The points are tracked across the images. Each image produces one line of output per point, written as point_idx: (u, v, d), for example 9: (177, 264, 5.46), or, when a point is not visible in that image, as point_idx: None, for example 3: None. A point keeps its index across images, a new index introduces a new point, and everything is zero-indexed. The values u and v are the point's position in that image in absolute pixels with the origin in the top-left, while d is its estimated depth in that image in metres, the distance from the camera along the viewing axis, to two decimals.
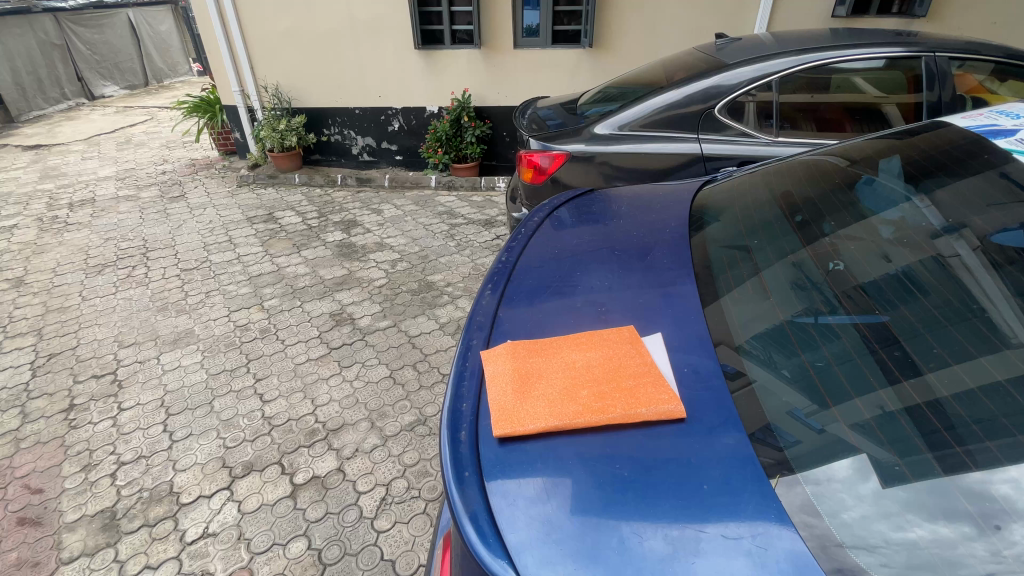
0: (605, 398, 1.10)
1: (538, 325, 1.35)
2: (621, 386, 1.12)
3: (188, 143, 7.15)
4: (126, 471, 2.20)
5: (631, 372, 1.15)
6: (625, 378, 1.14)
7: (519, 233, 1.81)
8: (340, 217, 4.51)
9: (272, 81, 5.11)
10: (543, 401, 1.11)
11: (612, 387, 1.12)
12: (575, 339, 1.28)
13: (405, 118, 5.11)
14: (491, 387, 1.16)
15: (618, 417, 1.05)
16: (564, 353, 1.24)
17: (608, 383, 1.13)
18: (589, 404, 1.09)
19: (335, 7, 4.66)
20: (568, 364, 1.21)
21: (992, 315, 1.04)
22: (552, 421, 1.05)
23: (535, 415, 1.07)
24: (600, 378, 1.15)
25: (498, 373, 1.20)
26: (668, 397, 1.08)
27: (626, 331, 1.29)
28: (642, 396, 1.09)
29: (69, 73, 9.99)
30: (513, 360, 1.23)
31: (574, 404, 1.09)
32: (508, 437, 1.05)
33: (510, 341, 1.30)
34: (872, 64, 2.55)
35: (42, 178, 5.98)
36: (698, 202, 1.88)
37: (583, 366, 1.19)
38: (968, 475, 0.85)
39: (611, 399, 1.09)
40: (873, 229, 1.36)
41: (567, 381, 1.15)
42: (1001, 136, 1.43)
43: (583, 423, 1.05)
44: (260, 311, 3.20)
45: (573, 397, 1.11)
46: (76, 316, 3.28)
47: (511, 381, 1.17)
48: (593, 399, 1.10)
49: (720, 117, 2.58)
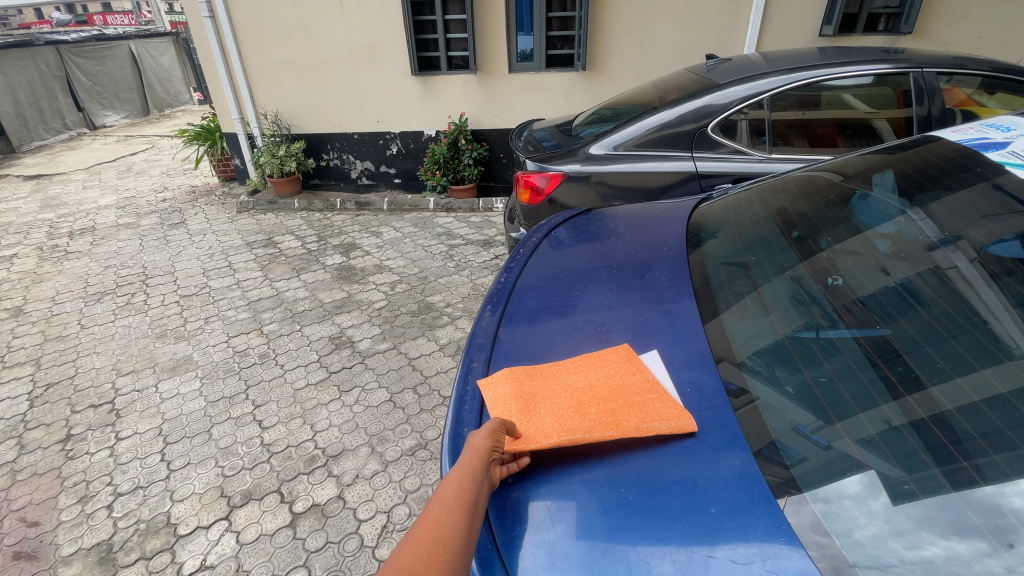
0: (615, 413, 1.08)
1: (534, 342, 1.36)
2: (628, 402, 1.11)
3: (188, 170, 7.24)
4: (123, 502, 2.16)
5: (636, 390, 1.14)
6: (631, 395, 1.13)
7: (518, 253, 1.81)
8: (339, 241, 4.53)
9: (272, 108, 5.19)
10: (551, 418, 1.08)
11: (620, 404, 1.10)
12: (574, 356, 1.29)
13: (404, 142, 5.18)
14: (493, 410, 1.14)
15: (631, 432, 1.03)
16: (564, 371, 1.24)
17: (615, 400, 1.11)
18: (599, 419, 1.07)
19: (335, 35, 4.75)
20: (567, 377, 1.21)
21: (992, 327, 1.04)
22: (564, 437, 1.02)
23: (545, 432, 1.04)
24: (605, 396, 1.13)
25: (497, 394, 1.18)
26: (677, 410, 1.08)
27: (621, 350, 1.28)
28: (652, 411, 1.08)
29: (70, 104, 10.16)
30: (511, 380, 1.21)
31: (584, 419, 1.07)
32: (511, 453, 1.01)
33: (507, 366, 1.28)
34: (861, 81, 2.60)
35: (43, 208, 6.03)
36: (694, 219, 1.88)
37: (585, 381, 1.19)
38: (978, 490, 0.83)
39: (622, 415, 1.07)
40: (870, 243, 1.36)
41: (572, 400, 1.14)
42: (993, 150, 1.44)
43: (597, 438, 1.02)
44: (260, 336, 3.19)
45: (582, 413, 1.09)
46: (74, 345, 3.27)
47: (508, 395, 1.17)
48: (603, 414, 1.08)
49: (713, 135, 2.62)
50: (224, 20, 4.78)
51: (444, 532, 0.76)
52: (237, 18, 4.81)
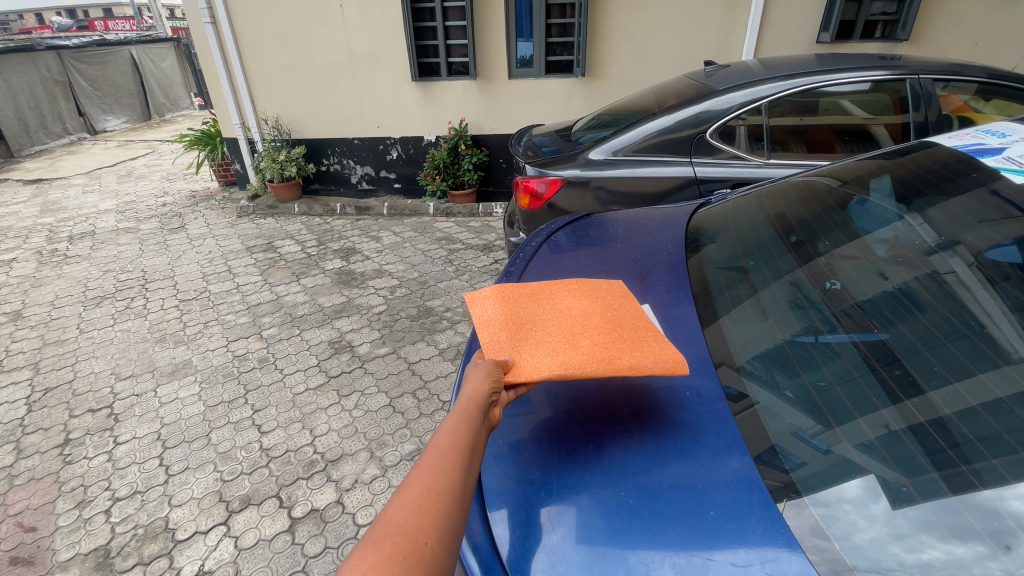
0: (609, 349, 1.10)
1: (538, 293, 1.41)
2: (622, 341, 1.14)
3: (188, 175, 7.25)
4: (121, 507, 2.15)
5: (630, 334, 1.17)
6: (624, 335, 1.16)
7: (518, 258, 1.82)
8: (339, 245, 4.54)
9: (272, 114, 5.21)
10: (546, 352, 1.09)
11: (615, 341, 1.13)
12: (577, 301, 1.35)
13: (404, 148, 5.19)
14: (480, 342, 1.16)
15: (624, 368, 1.05)
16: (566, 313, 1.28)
17: (610, 338, 1.14)
18: (593, 354, 1.08)
19: (334, 41, 4.79)
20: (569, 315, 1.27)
21: (991, 331, 1.04)
22: (557, 370, 1.03)
23: (538, 365, 1.05)
24: (599, 334, 1.16)
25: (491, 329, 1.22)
26: (672, 349, 1.13)
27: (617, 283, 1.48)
28: (645, 353, 1.10)
29: (71, 108, 10.21)
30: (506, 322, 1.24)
31: (578, 353, 1.09)
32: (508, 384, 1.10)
33: (503, 299, 1.31)
34: (858, 87, 2.62)
35: (43, 212, 6.03)
36: (693, 224, 1.89)
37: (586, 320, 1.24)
38: (976, 494, 0.83)
39: (616, 352, 1.09)
40: (868, 247, 1.37)
41: (568, 336, 1.15)
42: (988, 156, 1.46)
43: (589, 372, 1.03)
44: (260, 340, 3.19)
45: (576, 346, 1.11)
46: (73, 349, 3.26)
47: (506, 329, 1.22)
48: (597, 349, 1.10)
49: (712, 141, 2.63)
50: (225, 26, 4.81)
51: (437, 482, 0.75)
52: (238, 24, 4.84)
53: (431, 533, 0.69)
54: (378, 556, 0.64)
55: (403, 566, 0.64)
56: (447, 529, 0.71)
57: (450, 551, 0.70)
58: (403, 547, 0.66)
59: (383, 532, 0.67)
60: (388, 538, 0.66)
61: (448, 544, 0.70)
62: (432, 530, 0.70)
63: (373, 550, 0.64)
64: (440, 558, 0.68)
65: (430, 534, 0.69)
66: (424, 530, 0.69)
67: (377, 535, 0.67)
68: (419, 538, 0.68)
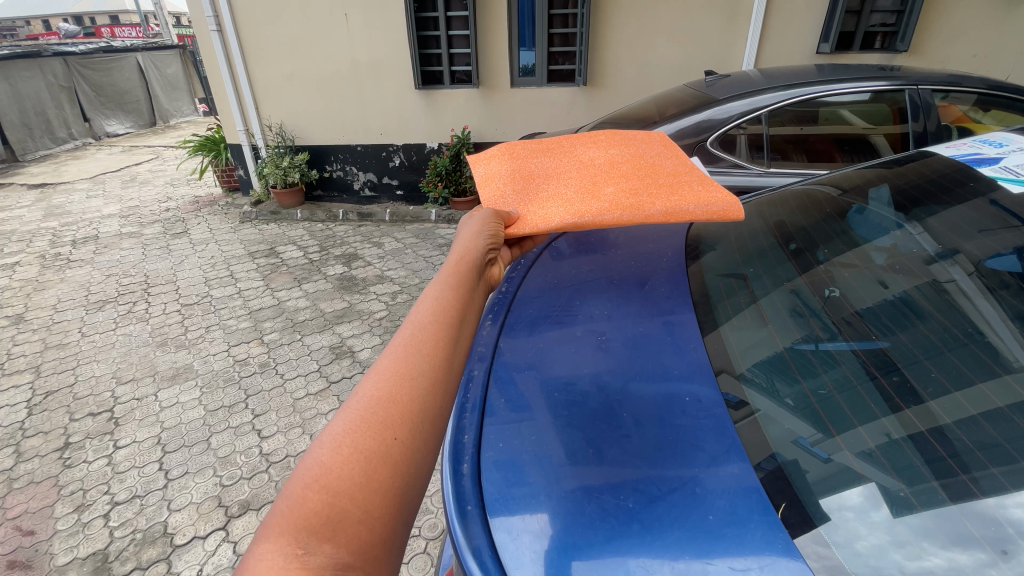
0: (637, 199, 1.15)
1: (559, 150, 1.46)
2: (653, 189, 1.20)
3: (192, 180, 7.29)
4: (120, 511, 2.15)
5: (662, 184, 1.23)
6: (657, 184, 1.23)
7: (518, 264, 1.83)
8: (340, 251, 4.56)
9: (276, 120, 5.24)
10: (565, 205, 1.14)
11: (645, 190, 1.19)
12: (607, 155, 1.42)
13: (406, 155, 5.23)
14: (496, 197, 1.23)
15: (657, 214, 1.10)
16: (598, 167, 1.34)
17: (640, 189, 1.20)
18: (618, 203, 1.13)
19: (339, 49, 4.83)
20: (601, 169, 1.33)
21: (991, 340, 1.05)
22: (570, 220, 1.06)
23: (549, 217, 1.10)
24: (628, 187, 1.23)
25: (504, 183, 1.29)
26: (720, 193, 1.18)
27: (655, 138, 1.56)
28: (683, 198, 1.16)
29: (76, 113, 10.29)
30: (517, 176, 1.32)
31: (602, 204, 1.14)
32: (517, 239, 1.21)
33: (518, 166, 1.37)
34: (858, 97, 2.64)
35: (46, 216, 6.07)
36: (693, 231, 1.90)
37: (618, 172, 1.31)
38: (975, 503, 0.83)
39: (647, 199, 1.15)
40: (867, 255, 1.38)
41: (590, 189, 1.22)
42: (986, 165, 1.47)
43: (612, 217, 1.08)
44: (260, 345, 3.20)
45: (599, 198, 1.16)
46: (75, 352, 3.27)
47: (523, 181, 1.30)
48: (625, 199, 1.15)
49: (713, 149, 2.65)
50: (231, 34, 4.86)
51: (411, 366, 0.66)
52: (243, 31, 4.89)
53: (405, 425, 0.60)
54: (336, 460, 0.56)
55: (368, 467, 0.56)
56: (426, 418, 0.62)
57: (432, 440, 0.61)
58: (368, 446, 0.57)
59: (343, 430, 0.58)
60: (351, 437, 0.58)
61: (426, 434, 0.62)
62: (405, 422, 0.61)
63: (329, 454, 0.56)
64: (418, 450, 0.60)
65: (402, 427, 0.60)
66: (394, 424, 0.60)
67: (336, 435, 0.58)
68: (388, 433, 0.59)
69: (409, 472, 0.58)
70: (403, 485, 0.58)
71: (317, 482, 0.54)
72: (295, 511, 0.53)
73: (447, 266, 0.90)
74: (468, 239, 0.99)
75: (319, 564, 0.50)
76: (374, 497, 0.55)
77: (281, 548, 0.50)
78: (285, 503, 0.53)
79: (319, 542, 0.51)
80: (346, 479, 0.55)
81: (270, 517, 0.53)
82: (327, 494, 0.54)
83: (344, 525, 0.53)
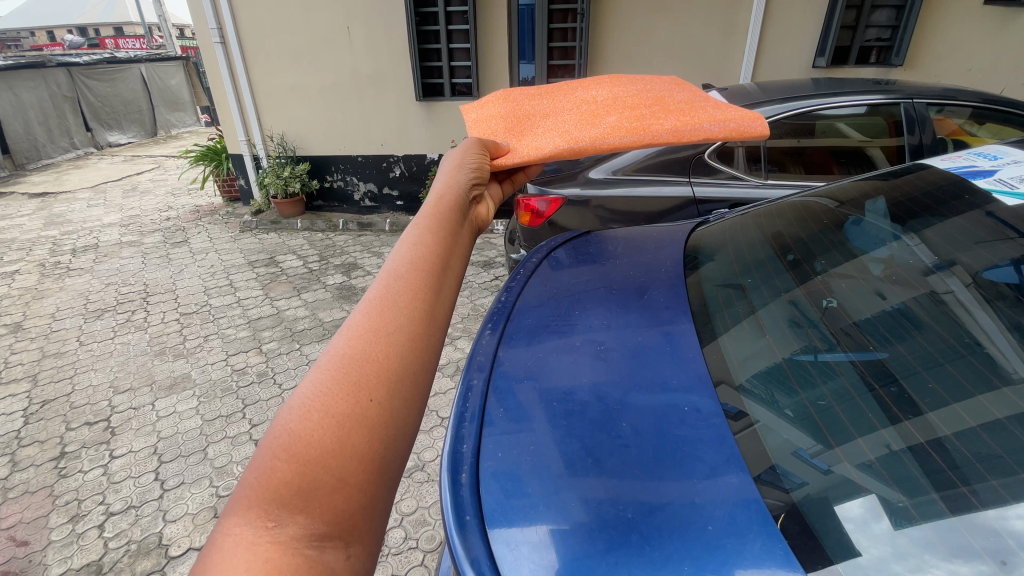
0: (640, 123, 1.20)
1: (557, 91, 1.50)
2: (657, 114, 1.24)
3: (193, 190, 7.32)
4: (115, 522, 2.13)
5: (667, 109, 1.28)
6: (663, 109, 1.28)
7: (518, 274, 1.84)
8: (340, 261, 4.57)
9: (277, 131, 5.28)
10: (560, 136, 1.20)
11: (648, 115, 1.24)
12: (608, 87, 1.45)
13: (406, 165, 5.26)
14: (491, 135, 1.30)
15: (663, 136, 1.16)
16: (600, 100, 1.37)
17: (643, 114, 1.25)
18: (620, 128, 1.19)
19: (341, 61, 4.89)
20: (604, 103, 1.36)
21: (990, 352, 1.05)
22: (564, 149, 1.13)
23: (540, 148, 1.17)
24: (631, 112, 1.27)
25: (499, 123, 1.36)
26: (736, 114, 1.25)
27: (664, 77, 1.58)
28: (694, 120, 1.21)
29: (79, 123, 10.37)
30: (514, 117, 1.37)
31: (603, 131, 1.19)
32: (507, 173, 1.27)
33: (512, 108, 1.42)
34: (854, 110, 2.68)
35: (47, 225, 6.08)
36: (691, 242, 1.91)
37: (622, 101, 1.34)
38: (977, 516, 0.83)
39: (651, 122, 1.20)
40: (864, 266, 1.39)
41: (588, 119, 1.26)
42: (981, 177, 1.49)
43: (615, 141, 1.14)
44: (259, 354, 3.19)
45: (597, 126, 1.22)
46: (72, 361, 3.26)
47: (519, 120, 1.36)
48: (628, 124, 1.20)
49: (711, 161, 2.67)
50: (235, 46, 4.91)
51: (388, 323, 0.65)
52: (247, 43, 4.94)
53: (382, 387, 0.59)
54: (306, 427, 0.54)
55: (341, 433, 0.55)
56: (402, 380, 0.61)
57: (411, 404, 0.61)
58: (340, 411, 0.56)
59: (315, 394, 0.57)
60: (322, 402, 0.56)
61: (404, 394, 0.61)
62: (381, 383, 0.60)
63: (299, 421, 0.55)
64: (396, 414, 0.59)
65: (377, 389, 0.59)
66: (369, 385, 0.59)
67: (306, 401, 0.57)
68: (363, 395, 0.58)
69: (386, 433, 0.58)
70: (381, 448, 0.57)
71: (286, 451, 0.53)
72: (266, 482, 0.52)
73: (425, 211, 0.89)
74: (449, 184, 0.99)
75: (292, 534, 0.50)
76: (348, 462, 0.54)
77: (250, 522, 0.50)
78: (255, 473, 0.53)
79: (292, 513, 0.51)
80: (318, 447, 0.54)
81: (239, 489, 0.53)
82: (297, 463, 0.53)
83: (318, 496, 0.52)
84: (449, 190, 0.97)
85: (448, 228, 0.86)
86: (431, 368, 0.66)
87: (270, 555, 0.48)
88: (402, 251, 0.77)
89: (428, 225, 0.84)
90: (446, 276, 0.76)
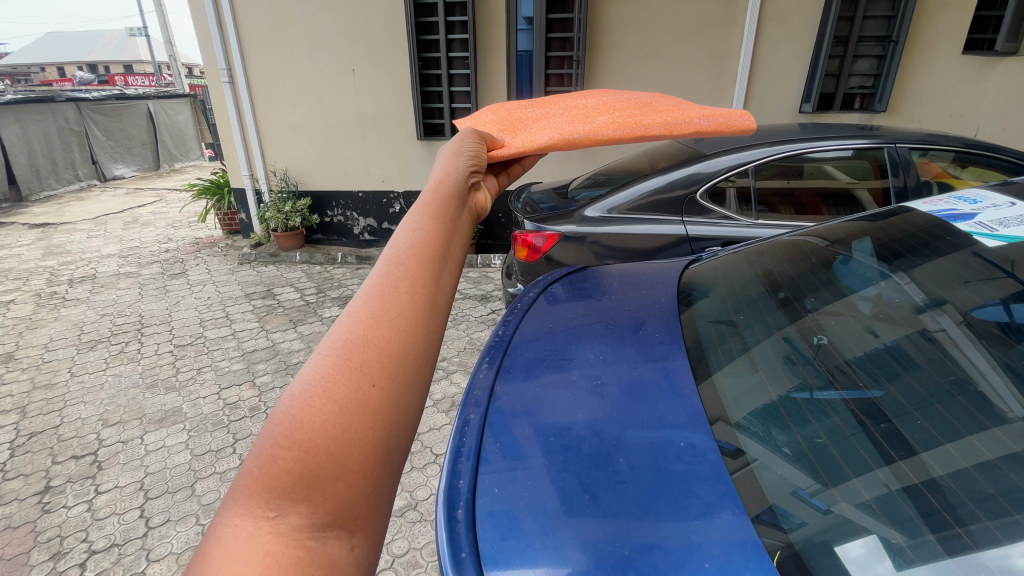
0: (632, 119, 1.25)
1: (547, 101, 1.55)
2: (647, 113, 1.30)
3: (193, 223, 7.40)
4: (97, 560, 2.06)
5: (657, 109, 1.34)
6: (653, 109, 1.33)
7: (514, 308, 1.86)
8: (338, 294, 4.59)
9: (281, 166, 5.39)
10: (555, 131, 1.24)
11: (639, 113, 1.29)
12: (597, 96, 1.50)
13: (406, 202, 5.36)
14: None
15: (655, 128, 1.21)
16: (591, 105, 1.43)
17: (634, 113, 1.30)
18: (613, 124, 1.23)
19: (345, 101, 5.05)
20: (595, 108, 1.41)
21: (983, 391, 1.05)
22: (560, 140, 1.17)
23: (535, 141, 1.20)
24: (623, 112, 1.32)
25: (494, 126, 1.40)
26: (724, 111, 1.32)
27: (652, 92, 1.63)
28: (684, 116, 1.28)
29: (84, 157, 10.58)
30: (507, 122, 1.41)
31: (596, 126, 1.23)
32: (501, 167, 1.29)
33: (505, 116, 1.47)
34: (841, 154, 2.78)
35: (46, 255, 6.10)
36: (684, 278, 1.94)
37: (611, 105, 1.40)
38: (974, 558, 0.82)
39: (642, 119, 1.25)
40: (853, 305, 1.42)
41: (581, 119, 1.31)
42: (962, 220, 1.54)
43: (610, 134, 1.19)
44: (252, 388, 3.15)
45: (590, 123, 1.26)
46: (63, 393, 3.21)
47: (513, 124, 1.40)
48: (620, 121, 1.25)
49: (703, 201, 2.74)
50: (243, 85, 5.07)
51: (389, 307, 0.65)
52: (254, 83, 5.11)
53: (383, 372, 0.59)
54: (308, 413, 0.55)
55: (343, 420, 0.55)
56: (403, 366, 0.61)
57: (413, 392, 0.61)
58: (342, 398, 0.56)
59: (317, 379, 0.57)
60: (324, 389, 0.57)
61: (407, 379, 0.61)
62: (382, 370, 0.60)
63: (300, 408, 0.55)
64: (399, 401, 0.59)
65: (379, 375, 0.59)
66: (372, 369, 0.59)
67: (308, 388, 0.57)
68: (365, 379, 0.58)
69: (391, 417, 0.58)
70: (385, 436, 0.58)
71: (287, 439, 0.54)
72: (268, 469, 0.53)
73: (425, 198, 0.89)
74: (448, 172, 0.99)
75: (294, 524, 0.51)
76: (352, 451, 0.55)
77: (250, 512, 0.51)
78: (258, 458, 0.54)
79: (293, 503, 0.52)
80: (319, 434, 0.54)
81: (241, 477, 0.54)
82: (299, 450, 0.53)
83: (321, 484, 0.53)
84: (449, 176, 0.98)
85: (448, 213, 0.86)
86: (432, 355, 0.65)
87: (271, 546, 0.49)
88: (402, 236, 0.77)
89: (428, 210, 0.84)
90: (448, 261, 0.76)
